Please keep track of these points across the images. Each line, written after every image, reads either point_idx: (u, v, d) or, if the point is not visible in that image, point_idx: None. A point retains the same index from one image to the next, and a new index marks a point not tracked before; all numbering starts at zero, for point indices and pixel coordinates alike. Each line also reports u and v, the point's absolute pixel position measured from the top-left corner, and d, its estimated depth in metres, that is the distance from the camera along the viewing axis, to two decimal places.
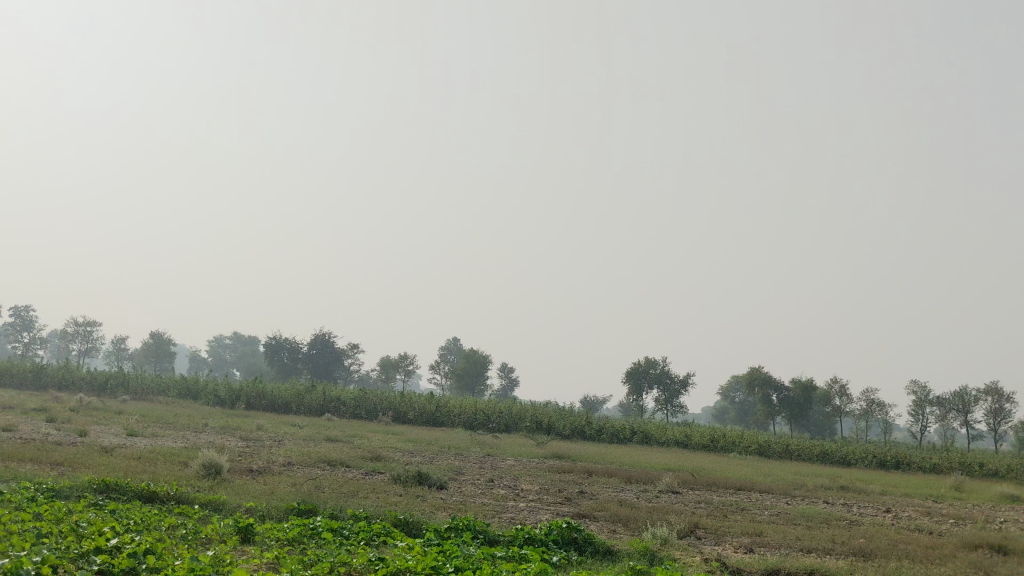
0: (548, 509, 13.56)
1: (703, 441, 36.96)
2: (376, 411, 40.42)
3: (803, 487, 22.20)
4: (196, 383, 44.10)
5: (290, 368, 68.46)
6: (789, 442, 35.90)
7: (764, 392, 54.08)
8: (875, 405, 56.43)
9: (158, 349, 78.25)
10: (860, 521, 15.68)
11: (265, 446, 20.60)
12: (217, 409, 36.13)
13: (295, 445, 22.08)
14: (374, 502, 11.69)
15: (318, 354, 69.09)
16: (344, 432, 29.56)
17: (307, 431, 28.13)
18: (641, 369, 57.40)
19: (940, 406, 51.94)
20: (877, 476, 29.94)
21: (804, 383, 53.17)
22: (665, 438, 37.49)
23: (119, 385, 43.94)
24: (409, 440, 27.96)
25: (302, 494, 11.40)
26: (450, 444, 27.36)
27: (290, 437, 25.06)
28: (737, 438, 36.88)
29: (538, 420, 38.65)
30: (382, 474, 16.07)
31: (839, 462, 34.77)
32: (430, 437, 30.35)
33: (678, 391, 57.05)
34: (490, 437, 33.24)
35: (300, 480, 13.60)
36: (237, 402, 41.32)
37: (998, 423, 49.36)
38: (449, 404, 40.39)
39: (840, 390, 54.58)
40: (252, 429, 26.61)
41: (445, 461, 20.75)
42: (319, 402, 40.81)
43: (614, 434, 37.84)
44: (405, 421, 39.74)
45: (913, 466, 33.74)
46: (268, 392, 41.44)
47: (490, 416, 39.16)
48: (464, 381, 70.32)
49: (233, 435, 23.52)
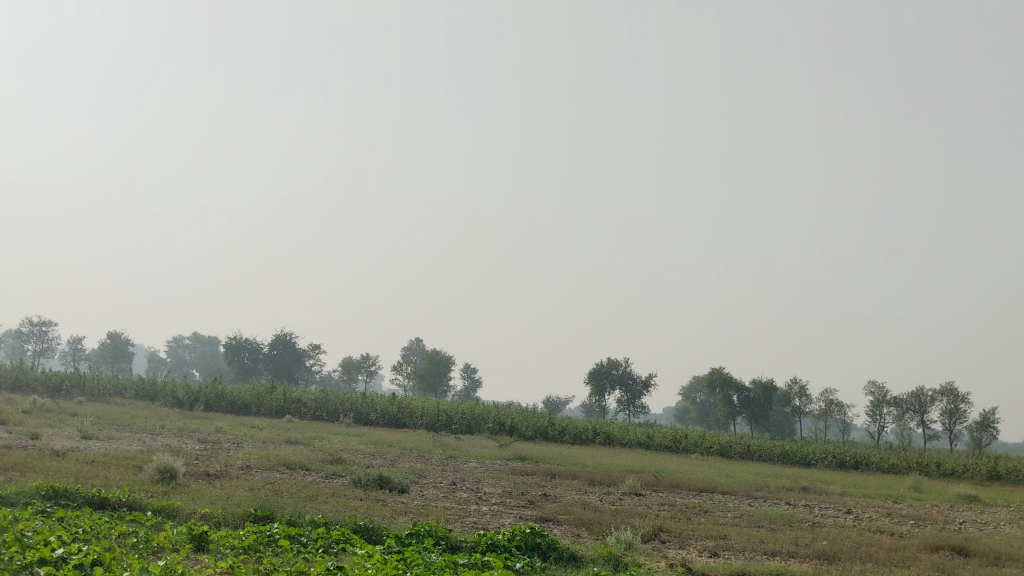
0: (511, 513, 13.40)
1: (665, 442, 37.04)
2: (337, 412, 40.06)
3: (765, 488, 22.24)
4: (154, 384, 43.39)
5: (251, 368, 67.71)
6: (750, 442, 36.09)
7: (725, 392, 54.37)
8: (834, 405, 56.97)
9: (116, 349, 77.04)
10: (822, 523, 15.72)
11: (223, 448, 20.24)
12: (175, 411, 35.54)
13: (254, 447, 21.70)
14: (336, 507, 11.46)
15: (279, 355, 68.44)
16: (304, 433, 29.19)
17: (267, 433, 27.72)
18: (604, 370, 57.44)
19: (897, 406, 52.56)
20: (837, 476, 30.15)
21: (764, 383, 53.57)
22: (628, 439, 37.51)
23: (74, 387, 43.12)
24: (370, 442, 27.65)
25: (260, 499, 11.13)
26: (412, 446, 27.12)
27: (249, 439, 24.69)
28: (699, 439, 37.00)
29: (500, 421, 38.53)
30: (343, 477, 15.81)
31: (799, 462, 34.99)
32: (392, 439, 30.05)
33: (641, 392, 57.23)
34: (452, 438, 33.02)
35: (258, 484, 13.31)
36: (196, 403, 40.73)
37: (954, 424, 50.06)
38: (412, 405, 40.10)
39: (800, 390, 55.05)
40: (210, 431, 26.18)
41: (407, 463, 20.53)
42: (280, 403, 40.35)
43: (577, 435, 37.79)
44: (368, 422, 39.40)
45: (871, 465, 34.06)
46: (227, 393, 40.91)
47: (452, 417, 38.95)
48: (426, 382, 70.02)
49: (191, 437, 23.10)
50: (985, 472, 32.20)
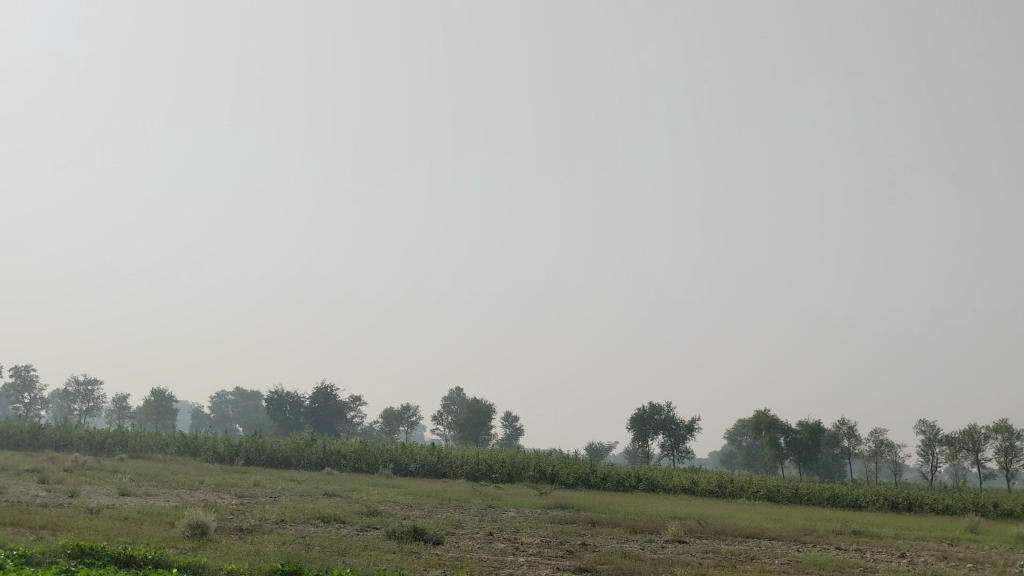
0: (549, 564, 13.05)
1: (710, 487, 36.30)
2: (376, 463, 39.80)
3: (815, 533, 21.56)
4: (195, 440, 43.49)
5: (292, 422, 67.76)
6: (798, 486, 35.21)
7: (770, 435, 53.33)
8: (884, 445, 55.64)
9: (159, 406, 77.62)
10: (874, 568, 15.13)
11: (258, 503, 20.08)
12: (215, 467, 35.51)
13: (290, 501, 21.51)
14: (366, 561, 11.17)
15: (320, 408, 68.54)
16: (342, 486, 28.95)
17: (304, 486, 27.53)
18: (646, 415, 56.66)
19: (950, 445, 51.18)
20: (890, 518, 29.21)
21: (812, 425, 52.49)
22: (672, 485, 36.80)
23: (117, 444, 43.37)
24: (408, 493, 27.36)
25: (289, 554, 10.91)
26: (450, 496, 26.77)
27: (287, 493, 24.51)
28: (745, 483, 36.20)
29: (541, 468, 38.00)
30: (377, 530, 15.56)
31: (849, 505, 34.03)
32: (431, 489, 29.71)
33: (684, 437, 56.38)
34: (492, 487, 32.61)
35: (291, 538, 13.10)
36: (237, 457, 40.74)
37: (1010, 462, 48.58)
38: (451, 455, 39.76)
39: (848, 431, 53.85)
40: (247, 486, 26.07)
41: (444, 514, 20.21)
42: (319, 456, 40.22)
43: (619, 481, 37.18)
44: (407, 473, 39.10)
45: (925, 507, 33.02)
46: (267, 447, 40.87)
47: (493, 466, 38.52)
48: (467, 432, 69.58)
49: (228, 492, 22.96)
50: None
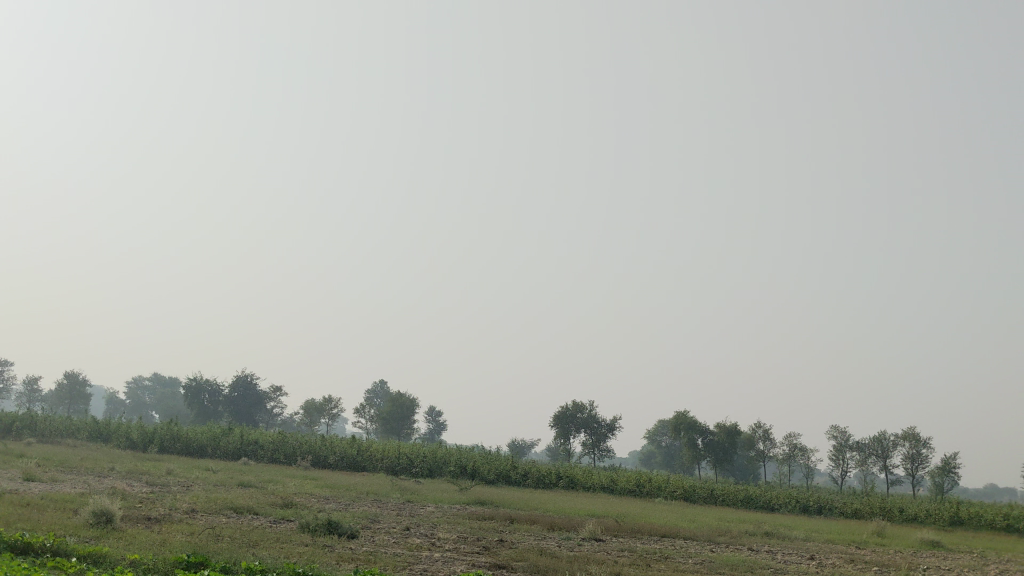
0: (464, 560, 12.92)
1: (628, 486, 36.67)
2: (295, 455, 39.19)
3: (728, 533, 21.88)
4: (106, 426, 42.24)
5: (210, 411, 66.36)
6: (714, 487, 35.75)
7: (689, 436, 54.08)
8: (797, 450, 56.92)
9: (72, 391, 75.32)
10: (783, 569, 15.36)
11: (169, 492, 19.53)
12: (127, 454, 34.57)
13: (203, 490, 21.00)
14: (277, 554, 10.90)
15: (240, 397, 67.37)
16: (258, 477, 28.39)
17: (219, 476, 26.94)
18: (568, 413, 56.96)
19: (860, 450, 52.61)
20: (800, 521, 29.87)
21: (729, 428, 53.41)
22: (591, 483, 37.04)
23: (24, 428, 41.90)
24: (326, 486, 26.97)
25: (196, 545, 10.59)
26: (369, 490, 26.45)
27: (200, 482, 23.91)
28: (662, 483, 36.63)
29: (462, 464, 37.84)
30: (291, 522, 15.27)
31: (762, 507, 34.70)
32: (350, 482, 29.38)
33: (605, 435, 56.87)
34: (412, 482, 32.35)
35: (200, 529, 12.74)
36: (150, 445, 39.72)
37: (916, 469, 50.13)
38: (372, 448, 39.38)
39: (764, 434, 54.95)
40: (159, 474, 25.37)
41: (361, 507, 19.94)
42: (236, 446, 39.44)
43: (539, 479, 37.31)
44: (326, 465, 38.58)
45: (834, 511, 33.86)
46: (182, 435, 39.93)
47: (413, 460, 38.25)
48: (389, 426, 69.07)
49: (138, 479, 22.31)
50: (947, 517, 32.08)
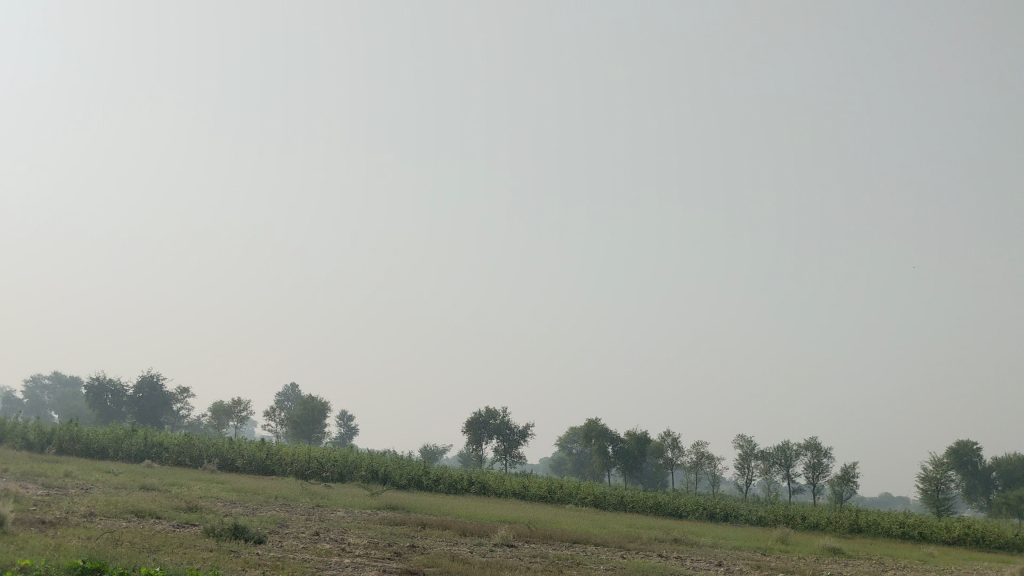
0: (375, 566, 12.69)
1: (539, 492, 36.73)
2: (201, 457, 38.13)
3: (638, 540, 22.08)
4: (1, 426, 40.41)
5: (113, 412, 64.22)
6: (624, 494, 36.09)
7: (600, 443, 54.52)
8: (704, 458, 57.93)
9: None
10: None
11: (67, 494, 18.78)
12: (22, 455, 33.15)
13: (103, 493, 20.21)
14: (180, 560, 10.50)
15: (144, 398, 65.40)
16: (162, 479, 27.60)
17: (121, 479, 26.05)
18: (481, 419, 56.82)
19: (764, 459, 53.80)
20: (707, 528, 30.33)
21: (639, 436, 54.00)
22: (503, 489, 37.01)
23: None
24: (234, 489, 26.30)
25: (93, 550, 10.14)
26: (278, 494, 25.91)
27: (100, 485, 23.05)
28: (573, 490, 36.80)
29: (373, 469, 37.36)
30: (196, 526, 14.79)
31: (670, 514, 35.13)
32: (258, 486, 28.74)
33: (517, 442, 56.91)
34: (322, 486, 31.79)
35: (99, 533, 12.25)
36: (47, 446, 38.16)
37: (817, 478, 51.49)
38: (281, 452, 38.59)
39: (673, 443, 55.75)
40: (57, 476, 24.42)
41: (269, 512, 19.47)
42: (139, 448, 38.22)
43: (450, 484, 37.10)
44: (233, 468, 37.66)
45: (740, 518, 34.52)
46: (82, 436, 38.51)
47: (324, 464, 37.64)
48: (300, 429, 67.93)
49: (33, 481, 21.39)
50: (847, 525, 32.95)
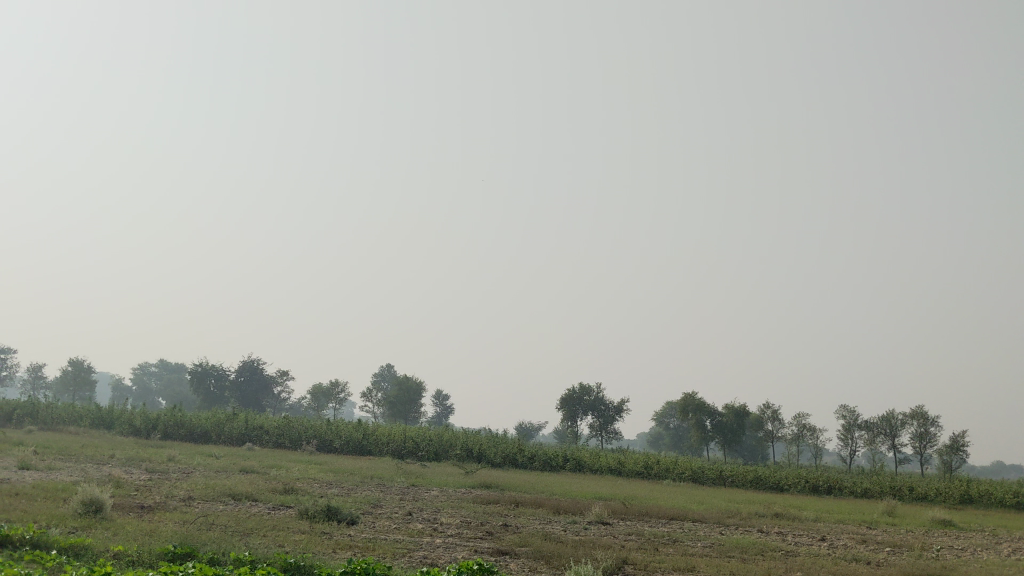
0: (467, 546, 12.51)
1: (636, 468, 36.34)
2: (300, 439, 38.89)
3: (737, 515, 21.47)
4: (110, 412, 41.89)
5: (217, 396, 66.15)
6: (723, 468, 35.39)
7: (697, 417, 53.70)
8: (806, 430, 56.56)
9: (77, 376, 75.04)
10: (795, 551, 14.90)
11: (167, 478, 19.23)
12: (130, 441, 34.32)
13: (204, 477, 20.66)
14: (271, 543, 10.54)
15: (246, 382, 67.16)
16: (261, 462, 28.22)
17: (221, 462, 26.61)
18: (575, 396, 56.53)
19: (868, 430, 52.18)
20: (810, 501, 29.46)
21: (738, 409, 53.01)
22: (599, 466, 36.68)
23: (27, 415, 41.65)
24: (330, 470, 26.66)
25: (186, 534, 10.22)
26: (373, 474, 26.09)
27: (201, 469, 23.54)
28: (670, 465, 36.28)
29: (468, 447, 37.54)
30: (290, 508, 14.91)
31: (771, 488, 34.29)
32: (354, 466, 29.05)
33: (612, 418, 56.49)
34: (417, 466, 31.95)
35: (193, 517, 12.40)
36: (154, 431, 39.46)
37: (925, 448, 49.72)
38: (377, 432, 39.04)
39: (772, 415, 54.54)
40: (161, 460, 25.08)
41: (363, 493, 19.58)
42: (240, 431, 39.15)
43: (546, 461, 36.99)
44: (331, 449, 38.27)
45: (844, 490, 33.49)
46: (186, 421, 39.67)
47: (420, 444, 37.96)
48: (396, 409, 68.84)
49: (139, 467, 22.04)
50: (958, 496, 31.62)
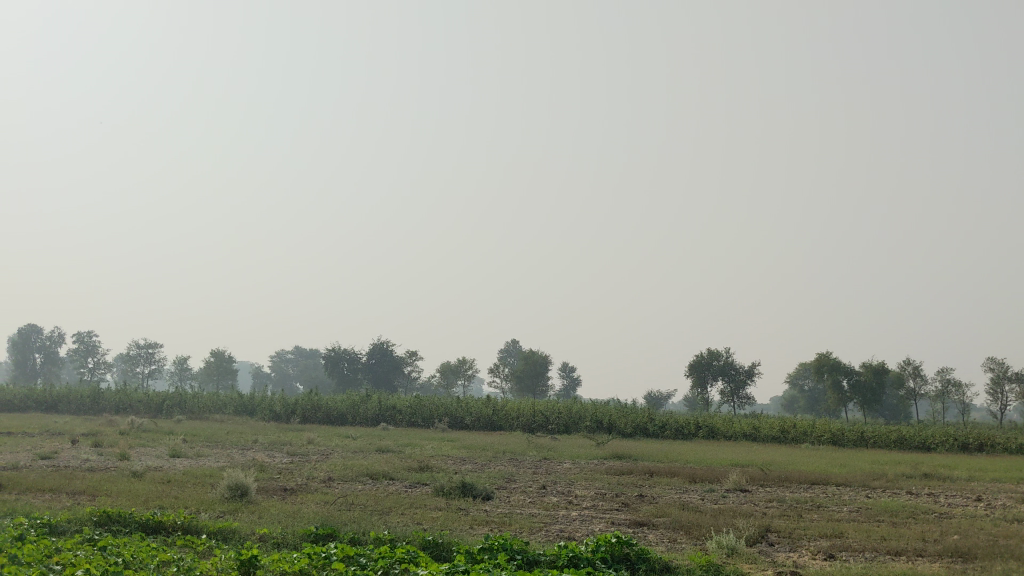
0: (604, 518, 12.37)
1: (772, 432, 35.47)
2: (432, 417, 39.54)
3: (883, 477, 20.63)
4: (252, 399, 43.54)
5: (350, 378, 68.10)
6: (864, 429, 34.17)
7: (833, 377, 52.00)
8: (951, 385, 54.06)
9: (219, 367, 78.43)
10: (950, 514, 14.14)
11: (308, 461, 19.80)
12: (271, 425, 35.62)
13: (341, 458, 21.18)
14: (408, 520, 10.67)
15: (377, 363, 68.81)
16: (396, 441, 28.79)
17: (358, 443, 27.24)
18: (704, 361, 55.63)
19: (1019, 382, 49.48)
20: (960, 460, 28.13)
21: (876, 367, 51.09)
22: (732, 432, 35.97)
23: (175, 405, 43.70)
24: (462, 447, 26.98)
25: (327, 515, 10.43)
26: (505, 449, 26.25)
27: (338, 450, 24.21)
28: (808, 428, 35.29)
29: (598, 419, 37.46)
30: (426, 486, 15.10)
31: (917, 447, 32.92)
32: (485, 442, 29.32)
33: (744, 382, 55.40)
34: (548, 439, 32.00)
35: (334, 497, 12.70)
36: (293, 415, 40.83)
37: None
38: (507, 407, 39.34)
39: (913, 371, 52.36)
40: (301, 443, 25.90)
41: (497, 468, 19.68)
42: (374, 412, 40.13)
43: (678, 430, 36.49)
44: (463, 426, 38.74)
45: (996, 447, 31.85)
46: (323, 404, 40.94)
47: (549, 417, 38.10)
48: (524, 383, 69.36)
49: (281, 450, 22.78)
50: None
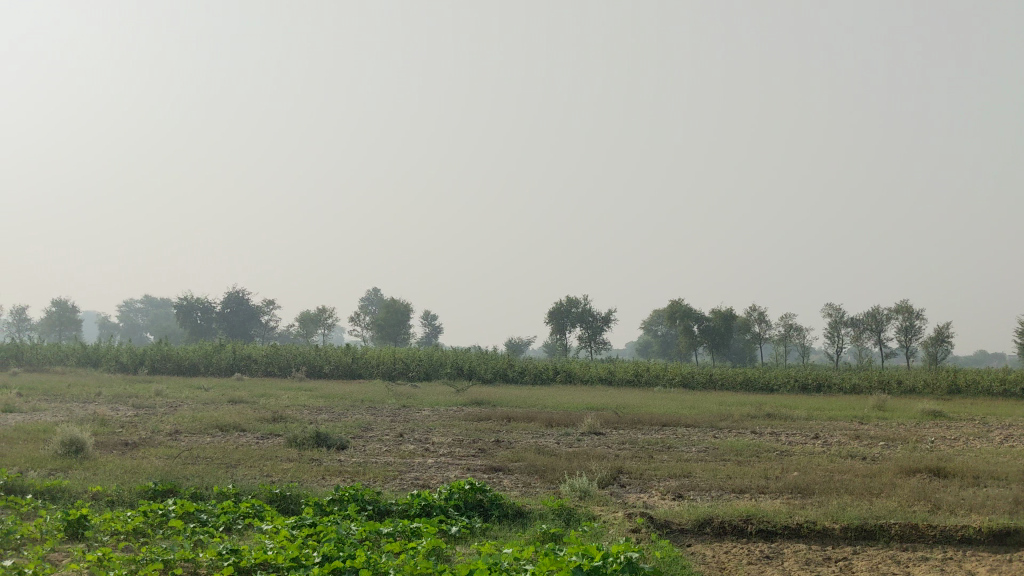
0: (459, 465, 12.31)
1: (627, 376, 36.45)
2: (289, 366, 38.73)
3: (729, 418, 21.41)
4: (96, 350, 41.52)
5: (204, 328, 65.93)
6: (713, 371, 35.53)
7: (685, 323, 53.71)
8: (793, 329, 56.83)
9: (62, 317, 74.54)
10: (790, 451, 14.77)
11: (154, 413, 18.96)
12: (117, 377, 34.17)
13: (191, 410, 20.36)
14: (256, 474, 10.28)
15: (233, 312, 66.85)
16: (251, 391, 28.05)
17: (209, 394, 26.44)
18: (563, 309, 56.47)
19: (854, 326, 52.41)
20: (800, 400, 29.66)
21: (725, 312, 53.09)
22: (589, 376, 36.77)
23: (11, 357, 41.26)
24: (320, 396, 26.56)
25: (167, 470, 9.95)
26: (363, 398, 25.91)
27: (189, 402, 23.33)
28: (660, 370, 36.51)
29: (458, 365, 37.59)
30: (278, 437, 14.68)
31: (761, 388, 34.46)
32: (344, 391, 28.94)
33: (601, 328, 56.63)
34: (408, 387, 31.89)
35: (180, 451, 12.18)
36: (142, 366, 39.25)
37: (910, 340, 50.03)
38: (366, 355, 38.97)
39: (760, 317, 54.70)
40: (148, 396, 24.85)
41: (354, 417, 19.38)
42: (229, 361, 39.01)
43: (537, 375, 36.97)
44: (321, 374, 38.12)
45: (833, 387, 33.74)
46: (174, 354, 39.49)
47: (409, 365, 38.00)
48: (384, 331, 68.86)
49: (126, 403, 21.77)
50: (945, 386, 31.95)
